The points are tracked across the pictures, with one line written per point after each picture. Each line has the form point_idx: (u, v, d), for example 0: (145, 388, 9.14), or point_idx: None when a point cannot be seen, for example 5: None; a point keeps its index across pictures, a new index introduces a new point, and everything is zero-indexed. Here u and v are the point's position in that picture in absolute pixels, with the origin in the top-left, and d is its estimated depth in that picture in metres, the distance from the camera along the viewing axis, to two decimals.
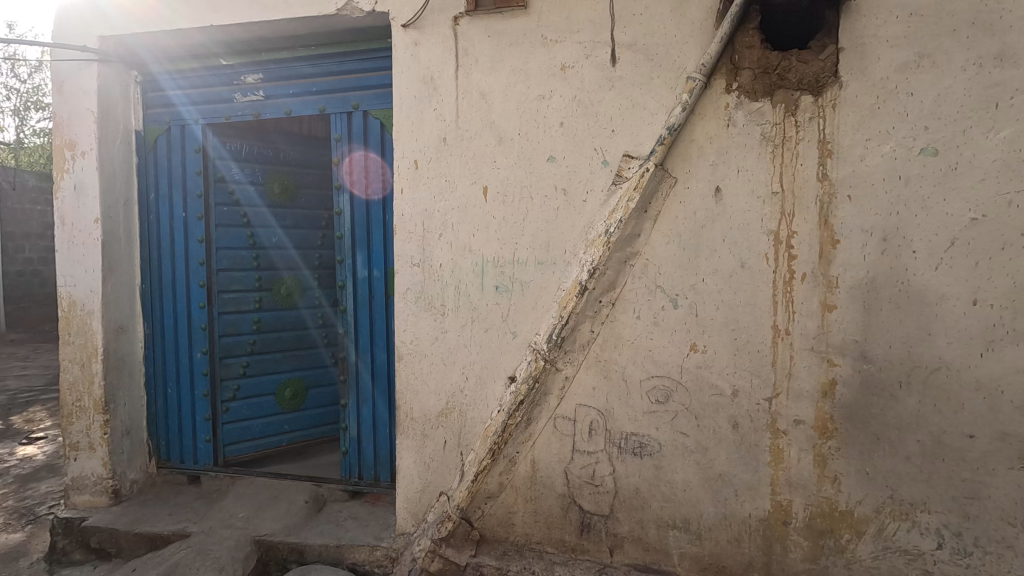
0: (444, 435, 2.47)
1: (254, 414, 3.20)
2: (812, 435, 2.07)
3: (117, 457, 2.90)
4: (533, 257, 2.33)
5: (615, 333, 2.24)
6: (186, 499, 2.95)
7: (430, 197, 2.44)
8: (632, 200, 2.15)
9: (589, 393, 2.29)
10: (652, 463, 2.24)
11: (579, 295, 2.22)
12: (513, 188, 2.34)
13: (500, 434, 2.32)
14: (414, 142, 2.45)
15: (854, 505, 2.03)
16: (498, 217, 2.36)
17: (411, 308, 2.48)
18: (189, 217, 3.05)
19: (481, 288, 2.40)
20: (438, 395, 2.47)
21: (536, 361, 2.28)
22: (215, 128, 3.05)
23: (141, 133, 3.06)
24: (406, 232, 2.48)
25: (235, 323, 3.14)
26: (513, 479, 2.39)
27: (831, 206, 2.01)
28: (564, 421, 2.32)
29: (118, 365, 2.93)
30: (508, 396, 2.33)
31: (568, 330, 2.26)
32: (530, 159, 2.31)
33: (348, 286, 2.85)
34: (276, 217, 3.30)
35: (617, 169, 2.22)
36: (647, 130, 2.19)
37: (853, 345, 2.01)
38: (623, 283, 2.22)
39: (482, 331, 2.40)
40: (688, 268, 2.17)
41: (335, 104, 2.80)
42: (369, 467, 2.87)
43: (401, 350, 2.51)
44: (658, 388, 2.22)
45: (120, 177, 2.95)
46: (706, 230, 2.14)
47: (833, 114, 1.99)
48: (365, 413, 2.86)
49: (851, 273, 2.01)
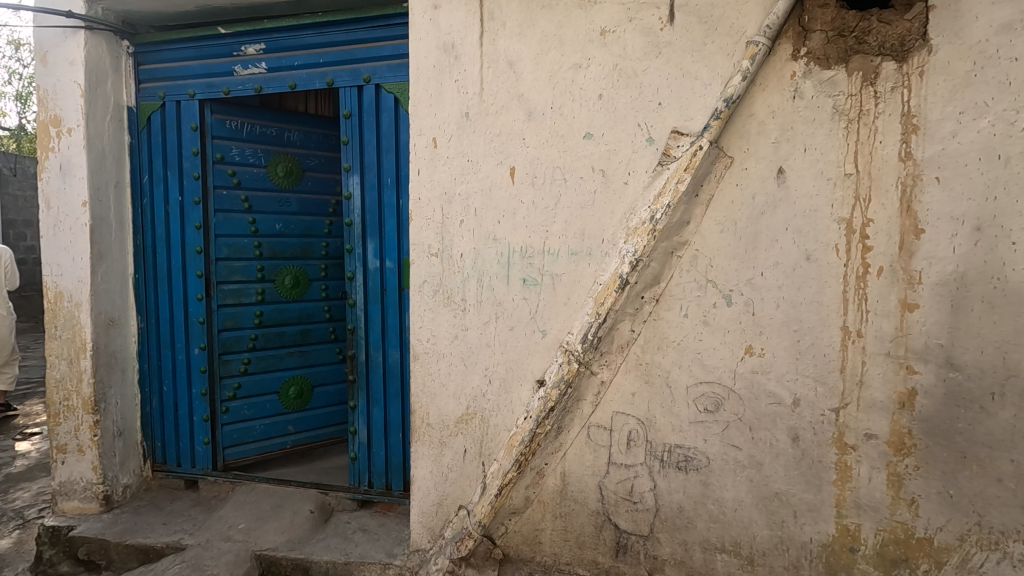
0: (464, 443, 2.23)
1: (256, 414, 2.97)
2: (886, 451, 1.82)
3: (108, 460, 2.69)
4: (565, 246, 2.08)
5: (659, 333, 2.00)
6: (183, 507, 2.74)
7: (450, 179, 2.19)
8: (682, 182, 1.90)
9: (628, 400, 2.05)
10: (698, 479, 2.00)
11: (618, 291, 1.97)
12: (544, 168, 2.09)
13: (527, 444, 2.08)
14: (433, 117, 2.20)
15: (933, 532, 1.78)
16: (527, 202, 2.11)
17: (428, 302, 2.24)
18: (185, 201, 2.80)
19: (507, 281, 2.15)
20: (457, 399, 2.23)
21: (568, 364, 2.04)
22: (215, 103, 2.79)
23: (133, 110, 2.81)
24: (423, 218, 2.24)
25: (236, 317, 2.89)
26: (540, 494, 2.16)
27: (914, 189, 1.74)
28: (598, 431, 2.08)
29: (109, 361, 2.71)
30: (537, 401, 2.08)
31: (605, 330, 2.02)
32: (564, 137, 2.06)
33: (357, 278, 2.62)
34: (280, 203, 2.99)
35: (663, 147, 1.97)
36: (699, 103, 1.92)
37: (937, 349, 1.75)
38: (669, 277, 1.97)
39: (507, 330, 2.16)
40: (744, 260, 1.91)
41: (344, 77, 2.54)
42: (379, 475, 2.64)
43: (417, 349, 2.27)
44: (707, 396, 1.97)
45: (111, 156, 2.71)
46: (766, 218, 1.88)
47: (920, 83, 1.72)
48: (375, 417, 2.64)
49: (936, 267, 1.74)
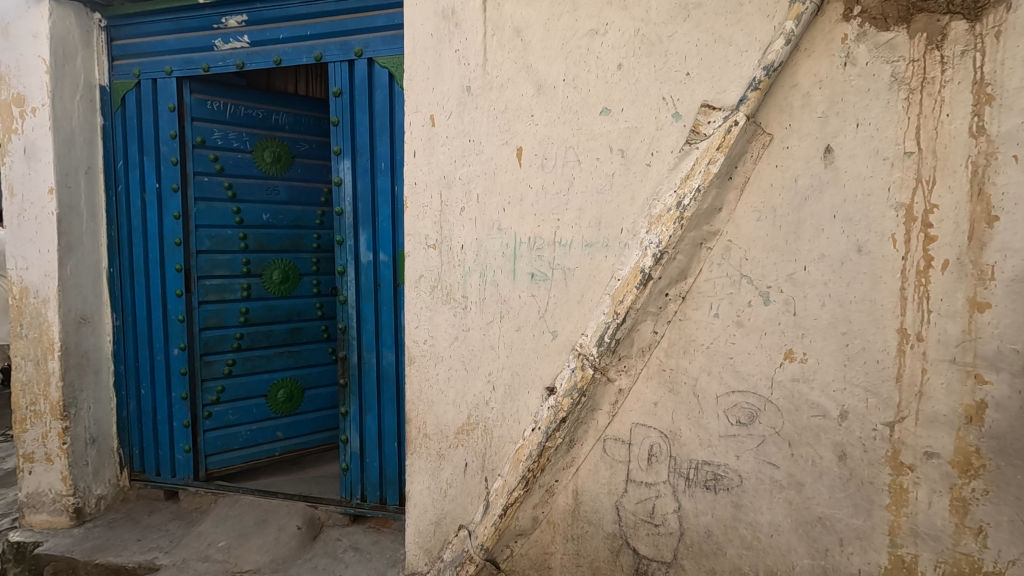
0: (465, 456, 2.01)
1: (242, 419, 2.76)
2: (949, 472, 1.57)
3: (79, 470, 2.49)
4: (579, 237, 1.85)
5: (685, 335, 1.77)
6: (161, 521, 2.54)
7: (449, 161, 1.97)
8: (713, 162, 1.66)
9: (650, 410, 1.82)
10: (729, 500, 1.77)
11: (640, 287, 1.74)
12: (555, 148, 1.85)
13: (535, 459, 1.86)
14: (430, 92, 1.97)
15: (1005, 566, 1.53)
16: (535, 186, 1.88)
17: (425, 300, 2.03)
18: (163, 188, 2.58)
19: (513, 276, 1.92)
20: (457, 407, 2.01)
21: (582, 370, 1.81)
22: (194, 82, 2.57)
23: (107, 90, 2.59)
24: (420, 206, 2.02)
25: (219, 314, 2.67)
26: (549, 514, 1.94)
27: (987, 169, 1.49)
28: (615, 444, 1.86)
29: (80, 363, 2.51)
30: (546, 411, 1.86)
31: (624, 332, 1.78)
32: (577, 113, 1.82)
33: (349, 273, 2.42)
34: (267, 191, 2.76)
35: (691, 123, 1.72)
36: (733, 73, 1.68)
37: (1012, 356, 1.50)
38: (697, 272, 1.74)
39: (513, 331, 1.93)
40: (784, 252, 1.67)
41: (334, 51, 2.32)
42: (374, 488, 2.44)
43: (413, 352, 2.06)
44: (741, 407, 1.74)
45: (81, 139, 2.50)
46: (810, 204, 1.64)
47: (997, 45, 1.46)
48: (369, 424, 2.43)
49: (1014, 259, 1.48)
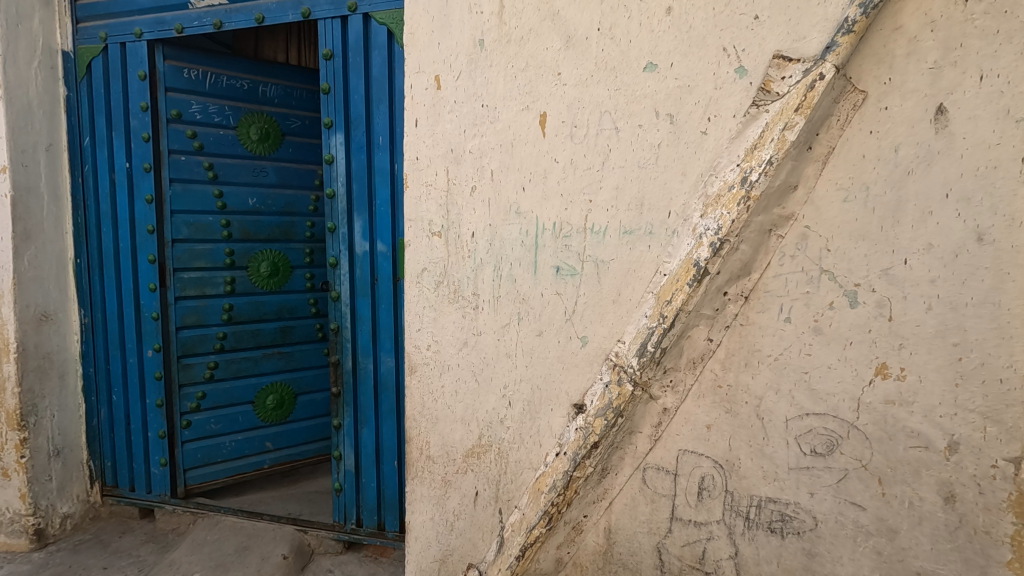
0: (475, 483, 1.71)
1: (225, 429, 2.63)
2: None
3: (40, 485, 2.41)
4: (615, 222, 1.51)
5: (747, 343, 1.44)
6: (132, 544, 2.44)
7: (457, 131, 1.65)
8: (791, 127, 1.31)
9: (701, 435, 1.50)
10: (800, 547, 1.44)
11: (694, 284, 1.40)
12: (587, 113, 1.52)
13: (560, 492, 1.54)
14: (436, 48, 1.64)
15: None
16: (563, 161, 1.54)
17: (429, 299, 1.72)
18: (134, 168, 2.44)
19: (534, 271, 1.59)
20: (466, 426, 1.71)
21: (619, 386, 1.48)
22: (167, 46, 2.37)
23: (71, 55, 2.48)
24: (422, 185, 1.70)
25: (200, 312, 2.54)
26: (576, 555, 1.63)
27: None
28: (657, 475, 1.54)
29: (42, 365, 2.42)
30: (573, 433, 1.54)
31: (672, 340, 1.45)
32: (615, 70, 1.48)
33: (342, 265, 2.15)
34: (254, 172, 2.59)
35: (760, 80, 1.37)
36: (817, 14, 1.31)
37: None
38: (764, 267, 1.41)
39: (534, 336, 1.61)
40: (877, 242, 1.32)
41: (324, 6, 2.05)
42: (371, 512, 2.21)
43: (414, 360, 1.76)
44: (817, 434, 1.41)
45: (41, 113, 2.39)
46: (915, 179, 1.29)
47: None
48: (366, 439, 2.17)
49: None
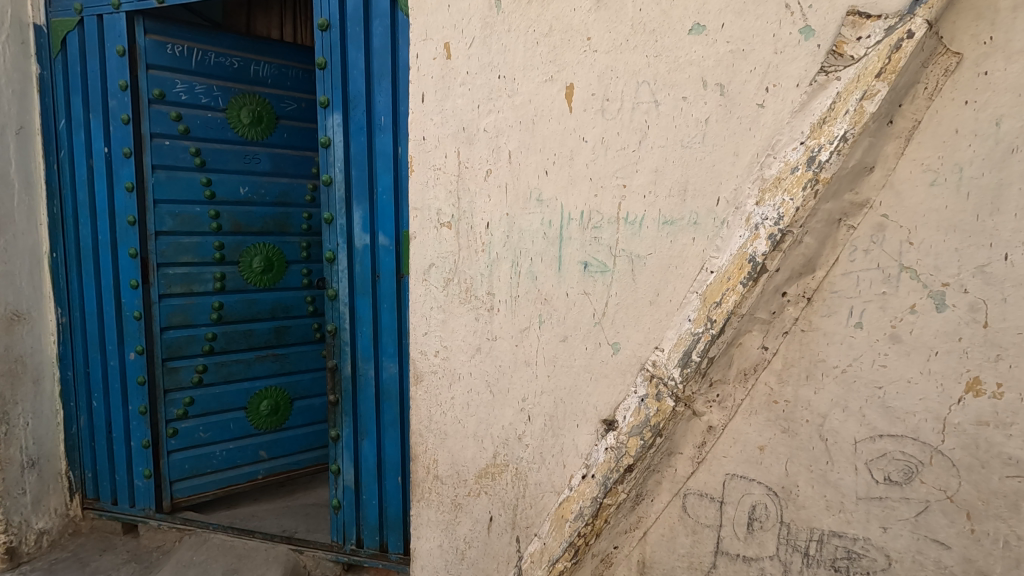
0: (489, 507, 1.52)
1: (215, 438, 2.48)
2: None
3: (13, 500, 2.25)
4: (653, 211, 1.30)
5: (809, 353, 1.23)
6: (113, 564, 2.29)
7: (470, 107, 1.44)
8: (874, 97, 1.08)
9: (752, 458, 1.30)
10: None
11: (749, 284, 1.18)
12: (621, 84, 1.30)
13: (589, 523, 1.33)
14: (445, 11, 1.43)
15: None
16: (592, 140, 1.34)
17: (437, 298, 1.52)
18: (114, 154, 2.26)
19: (558, 267, 1.38)
20: (479, 443, 1.51)
21: (659, 402, 1.28)
22: (149, 20, 2.20)
23: (44, 31, 2.30)
24: (429, 169, 1.50)
25: (187, 311, 2.37)
26: None
27: None
28: (699, 502, 1.34)
29: (13, 369, 2.27)
30: (602, 454, 1.35)
31: (722, 349, 1.23)
32: (655, 33, 1.27)
33: (339, 260, 1.97)
34: (246, 160, 2.44)
35: (831, 42, 1.15)
36: None
37: None
38: (831, 263, 1.19)
39: (558, 342, 1.41)
40: (972, 233, 1.11)
41: None
42: (371, 532, 2.03)
43: (420, 368, 1.56)
44: (893, 460, 1.20)
45: (10, 94, 2.22)
46: (1022, 158, 1.06)
47: None
48: (366, 452, 1.99)
49: None
